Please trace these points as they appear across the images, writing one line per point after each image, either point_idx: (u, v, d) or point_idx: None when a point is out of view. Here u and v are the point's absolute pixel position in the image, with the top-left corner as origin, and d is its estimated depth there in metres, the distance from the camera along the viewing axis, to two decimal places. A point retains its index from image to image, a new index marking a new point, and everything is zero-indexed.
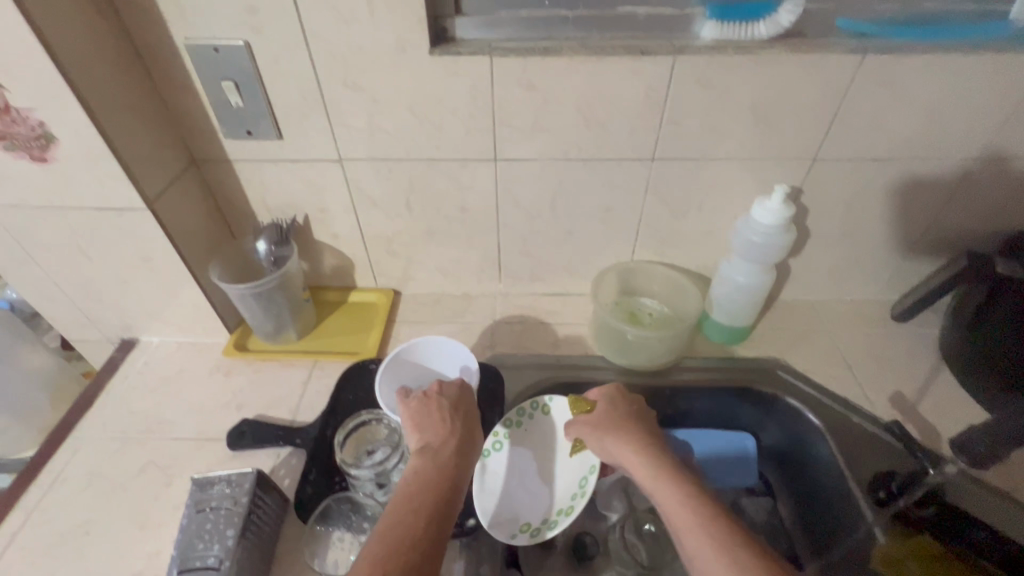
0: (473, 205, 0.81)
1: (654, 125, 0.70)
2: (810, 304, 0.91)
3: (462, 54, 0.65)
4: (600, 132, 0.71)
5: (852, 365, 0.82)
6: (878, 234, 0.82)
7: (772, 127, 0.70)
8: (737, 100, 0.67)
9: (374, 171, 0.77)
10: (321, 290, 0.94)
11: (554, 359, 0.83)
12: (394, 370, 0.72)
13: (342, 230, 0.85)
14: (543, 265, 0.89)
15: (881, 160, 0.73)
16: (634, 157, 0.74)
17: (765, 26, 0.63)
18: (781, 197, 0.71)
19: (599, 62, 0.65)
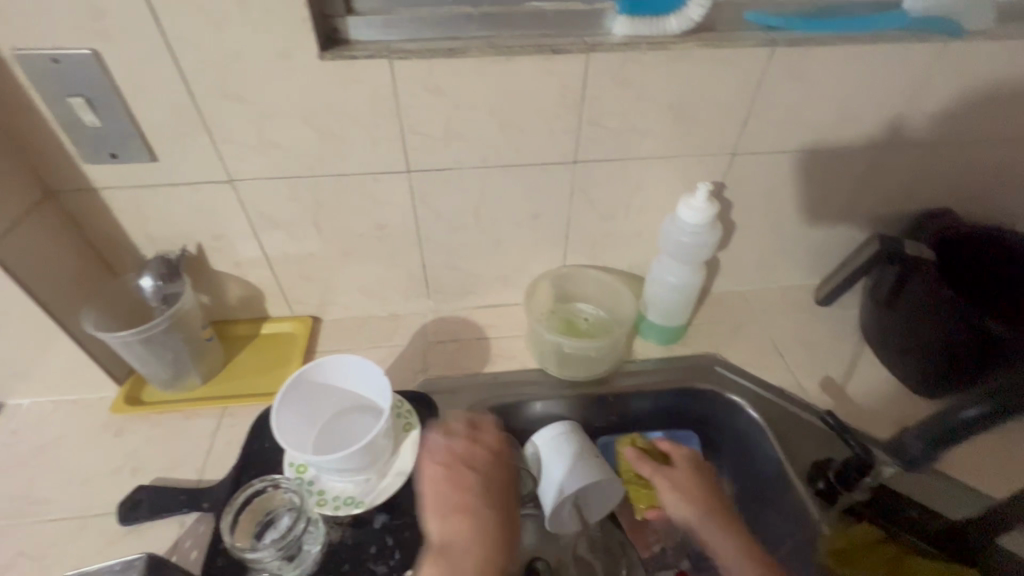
0: (391, 222, 0.74)
1: (575, 126, 0.67)
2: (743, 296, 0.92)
3: (356, 57, 0.58)
4: (519, 136, 0.67)
5: (785, 352, 0.83)
6: (801, 222, 0.84)
7: (692, 125, 0.69)
8: (656, 98, 0.65)
9: (273, 192, 0.69)
10: (229, 323, 0.84)
11: (492, 379, 0.79)
12: (307, 393, 0.66)
13: (246, 260, 0.76)
14: (474, 278, 0.84)
15: (798, 152, 0.74)
16: (558, 160, 0.70)
17: (676, 21, 0.61)
18: (705, 195, 0.70)
19: (510, 62, 0.60)
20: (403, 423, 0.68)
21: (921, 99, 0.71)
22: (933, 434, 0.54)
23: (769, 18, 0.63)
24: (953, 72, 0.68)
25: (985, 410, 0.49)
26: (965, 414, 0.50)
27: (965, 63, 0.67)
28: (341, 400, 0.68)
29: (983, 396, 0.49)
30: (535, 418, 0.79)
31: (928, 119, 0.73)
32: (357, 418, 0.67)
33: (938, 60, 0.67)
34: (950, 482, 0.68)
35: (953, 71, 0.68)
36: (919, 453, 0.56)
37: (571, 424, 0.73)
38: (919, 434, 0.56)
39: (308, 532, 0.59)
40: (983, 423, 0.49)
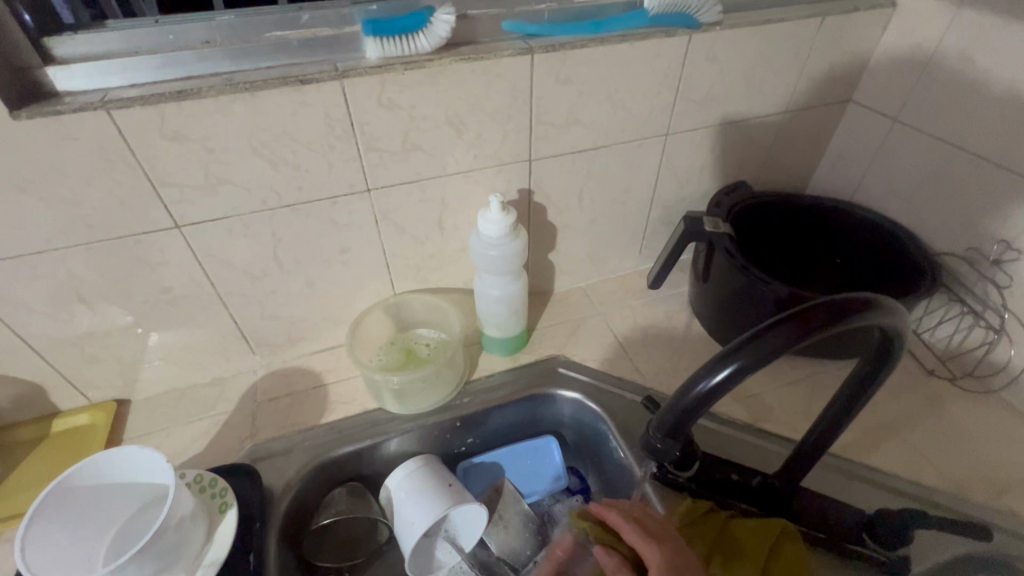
0: (177, 285, 0.68)
1: (525, 125, 0.69)
2: (610, 285, 0.96)
3: (61, 113, 0.51)
4: (299, 172, 0.63)
5: (630, 349, 0.85)
6: (632, 201, 0.86)
7: (531, 133, 0.70)
8: (448, 117, 0.64)
9: (14, 273, 0.59)
10: (6, 430, 0.72)
11: (328, 430, 0.74)
12: (85, 500, 0.55)
13: (42, 340, 0.66)
14: (302, 325, 0.79)
15: (608, 148, 0.77)
16: (480, 166, 0.71)
17: (424, 39, 0.59)
18: (500, 205, 0.66)
19: (300, 92, 0.57)
20: (218, 503, 0.61)
21: (708, 79, 0.74)
22: (676, 418, 0.43)
23: (670, 19, 0.68)
24: (829, 42, 0.78)
25: (734, 369, 0.39)
26: (711, 382, 0.40)
27: (846, 33, 0.78)
28: (123, 499, 0.58)
29: (734, 352, 0.40)
30: (387, 458, 0.76)
31: (737, 100, 0.79)
32: (150, 512, 0.57)
33: (715, 44, 0.71)
34: (780, 441, 0.71)
35: (837, 40, 0.78)
36: (666, 441, 0.45)
37: (425, 456, 0.73)
38: (662, 421, 0.44)
39: None
40: (730, 386, 0.40)
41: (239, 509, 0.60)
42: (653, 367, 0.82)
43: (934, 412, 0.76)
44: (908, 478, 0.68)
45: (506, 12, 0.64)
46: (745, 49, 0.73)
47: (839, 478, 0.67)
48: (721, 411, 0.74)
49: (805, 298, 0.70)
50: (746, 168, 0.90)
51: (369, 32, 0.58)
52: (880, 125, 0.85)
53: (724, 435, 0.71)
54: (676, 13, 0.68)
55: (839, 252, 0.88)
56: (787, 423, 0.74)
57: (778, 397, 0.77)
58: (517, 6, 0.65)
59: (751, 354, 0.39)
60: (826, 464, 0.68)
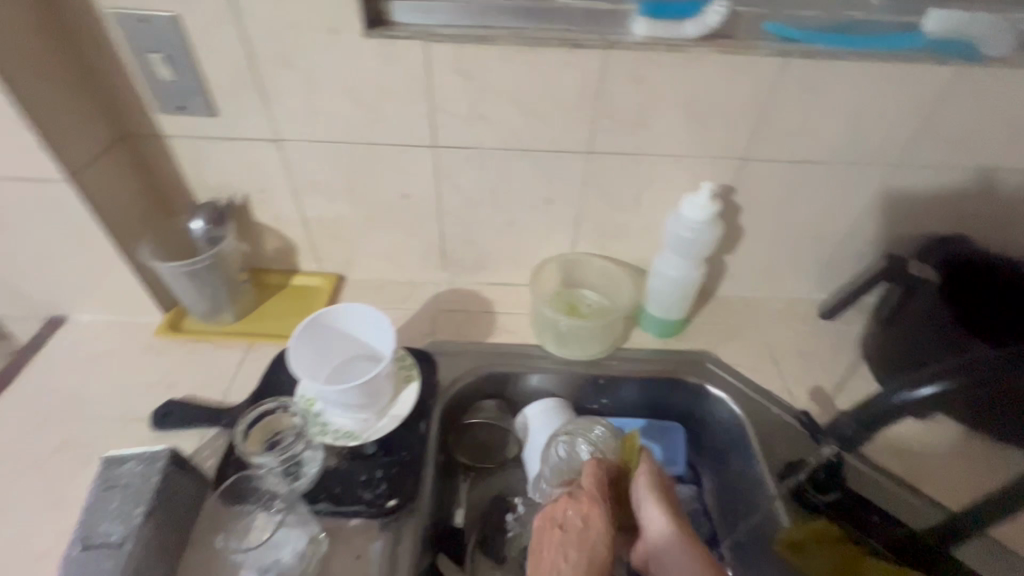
0: (414, 193, 0.82)
1: (753, 124, 0.72)
2: (777, 303, 0.94)
3: (396, 38, 0.65)
4: (539, 123, 0.72)
5: (784, 368, 0.84)
6: (830, 227, 0.84)
7: (754, 132, 0.73)
8: (684, 102, 0.69)
9: (315, 155, 0.77)
10: (262, 273, 0.94)
11: (491, 350, 0.85)
12: (326, 338, 0.71)
13: (309, 210, 0.85)
14: (490, 256, 0.91)
15: (826, 164, 0.76)
16: (694, 154, 0.75)
17: (691, 25, 0.64)
18: (708, 192, 0.70)
19: (569, 54, 0.65)
20: (404, 374, 0.74)
21: (962, 117, 0.70)
22: (867, 418, 0.54)
23: (951, 46, 0.65)
24: None
25: (932, 391, 0.48)
26: (909, 395, 0.49)
27: None
28: (345, 347, 0.73)
29: (936, 375, 0.48)
30: (530, 391, 0.85)
31: (989, 146, 0.73)
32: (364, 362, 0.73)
33: (989, 80, 0.66)
34: (937, 507, 0.67)
35: None
36: (852, 432, 0.56)
37: (560, 400, 0.82)
38: (854, 417, 0.55)
39: (307, 453, 0.65)
40: (920, 403, 0.49)
41: (418, 385, 0.73)
42: (805, 393, 0.81)
43: None
44: None
45: (772, 13, 0.66)
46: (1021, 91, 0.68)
47: (998, 562, 0.62)
48: (873, 454, 0.71)
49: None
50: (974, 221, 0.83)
51: (645, 11, 0.64)
52: None
53: (870, 478, 0.69)
54: (959, 42, 0.65)
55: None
56: (947, 491, 0.69)
57: (944, 465, 0.72)
58: (784, 9, 0.67)
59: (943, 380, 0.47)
60: (984, 543, 0.64)
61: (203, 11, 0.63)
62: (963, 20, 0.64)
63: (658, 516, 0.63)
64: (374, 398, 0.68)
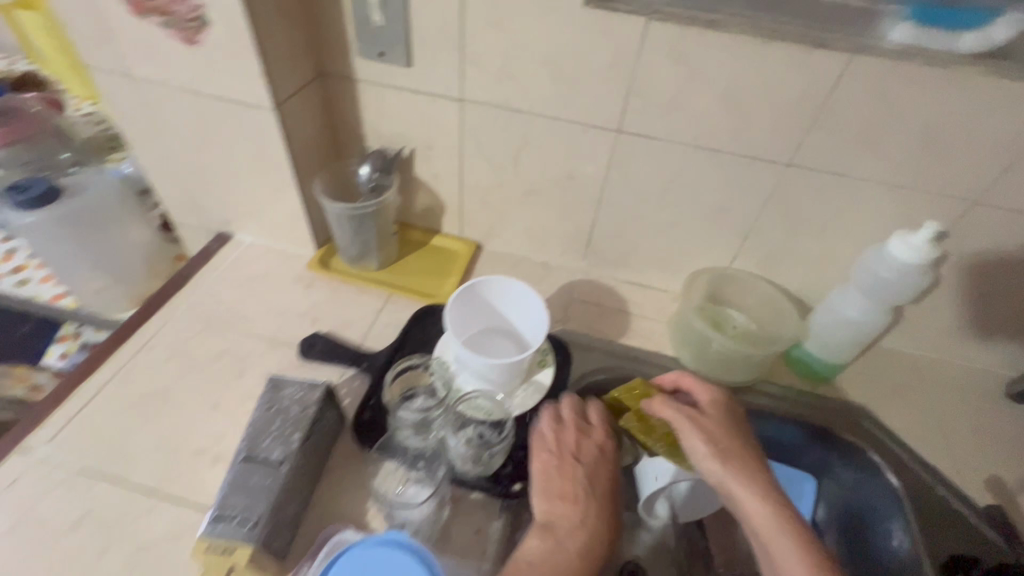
0: (580, 176, 0.79)
1: (1003, 165, 0.61)
2: (953, 370, 0.82)
3: (618, 10, 0.60)
4: (744, 126, 0.66)
5: (955, 446, 0.74)
6: None
7: (1000, 175, 0.62)
8: (926, 127, 0.60)
9: (494, 120, 0.76)
10: (406, 227, 0.95)
11: (623, 351, 0.81)
12: (476, 306, 0.71)
13: (470, 174, 0.84)
14: (637, 254, 0.86)
15: None
16: (914, 187, 0.66)
17: (970, 39, 0.54)
18: (932, 233, 0.60)
19: (808, 54, 0.58)
20: (539, 359, 0.72)
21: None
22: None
23: None
24: None
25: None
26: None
27: None
28: (489, 317, 0.73)
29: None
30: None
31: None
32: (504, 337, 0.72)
33: None
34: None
35: None
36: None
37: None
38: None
39: (441, 416, 0.63)
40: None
41: (553, 371, 0.72)
42: (978, 480, 0.71)
43: None
44: None
45: None
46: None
47: None
48: None
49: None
50: None
51: (913, 17, 0.55)
52: None
53: None
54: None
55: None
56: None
57: None
58: None
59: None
60: None
61: None
62: None
63: (690, 430, 0.59)
64: (515, 377, 0.67)
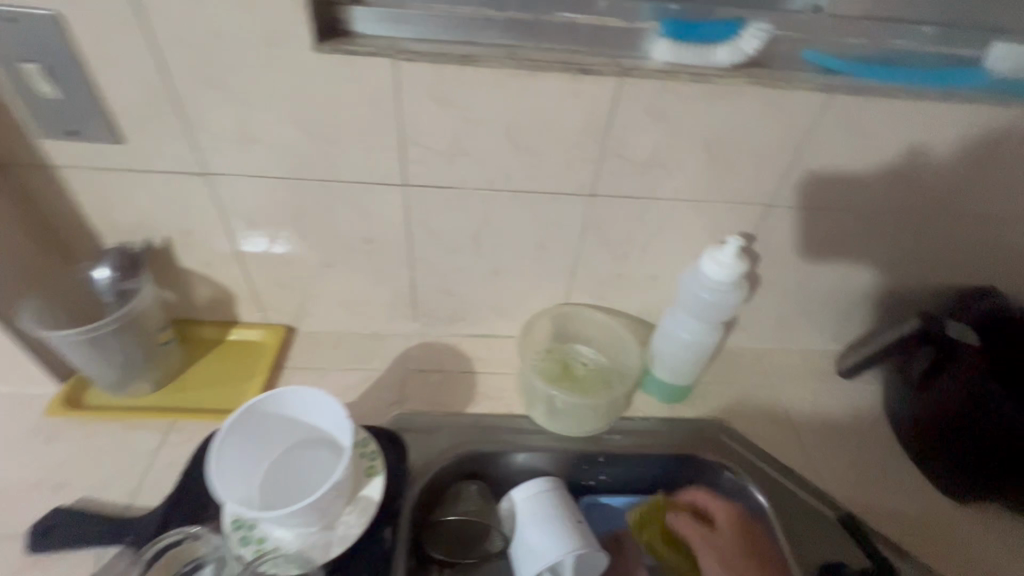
0: (379, 237, 0.68)
1: (782, 168, 0.61)
2: (790, 357, 0.84)
3: (355, 53, 0.51)
4: (534, 162, 0.59)
5: (804, 438, 0.74)
6: (853, 278, 0.75)
7: (785, 177, 0.62)
8: (708, 142, 0.58)
9: (256, 192, 0.62)
10: (193, 324, 0.77)
11: (471, 422, 0.71)
12: (266, 427, 0.56)
13: (250, 255, 0.69)
14: (470, 307, 0.77)
15: (859, 213, 0.67)
16: (713, 200, 0.64)
17: (725, 52, 0.52)
18: (736, 248, 0.59)
19: (575, 82, 0.53)
20: (367, 466, 0.60)
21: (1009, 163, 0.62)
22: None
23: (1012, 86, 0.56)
24: None
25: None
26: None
27: None
28: (289, 434, 0.58)
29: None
30: (517, 468, 0.72)
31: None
32: (313, 452, 0.58)
33: None
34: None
35: None
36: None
37: (552, 481, 0.69)
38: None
39: None
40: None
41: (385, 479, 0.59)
42: (831, 470, 0.71)
43: None
44: None
45: (813, 38, 0.55)
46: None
47: None
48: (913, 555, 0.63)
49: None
50: (1006, 271, 0.75)
51: (668, 33, 0.52)
52: None
53: None
54: (1022, 82, 0.56)
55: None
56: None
57: None
58: (827, 35, 0.55)
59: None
60: None
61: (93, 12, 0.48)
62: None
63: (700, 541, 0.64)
64: (330, 507, 0.54)
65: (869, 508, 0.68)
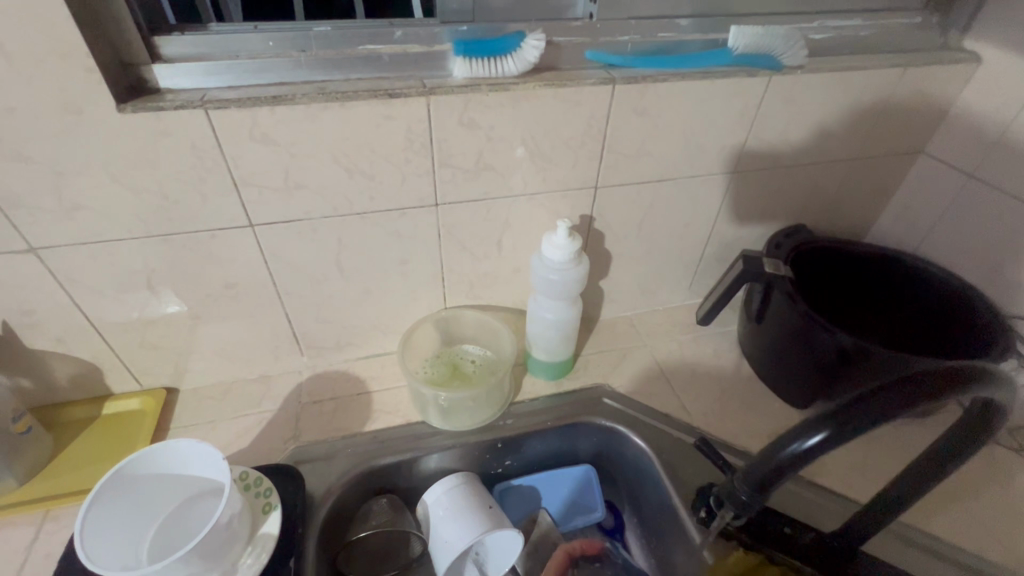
0: (241, 280, 0.69)
1: (596, 153, 0.69)
2: (658, 317, 0.94)
3: (163, 109, 0.52)
4: (371, 183, 0.63)
5: (676, 385, 0.83)
6: (688, 238, 0.86)
7: (601, 160, 0.70)
8: (524, 141, 0.65)
9: (94, 258, 0.61)
10: (60, 408, 0.73)
11: (369, 440, 0.73)
12: (143, 489, 0.56)
13: (106, 323, 0.68)
14: (354, 330, 0.80)
15: (674, 181, 0.76)
16: (547, 190, 0.71)
17: (512, 62, 0.60)
18: (567, 230, 0.66)
19: (387, 106, 0.58)
20: (262, 504, 0.61)
21: (777, 120, 0.74)
22: (763, 475, 0.43)
23: (753, 59, 0.67)
24: (905, 94, 0.77)
25: (825, 436, 0.39)
26: (803, 445, 0.40)
27: (920, 86, 0.76)
28: (171, 492, 0.58)
29: (819, 417, 0.40)
30: (424, 473, 0.75)
31: (806, 141, 0.78)
32: (200, 504, 0.58)
33: (794, 86, 0.70)
34: (840, 499, 0.68)
35: (912, 91, 0.77)
36: (748, 498, 0.45)
37: (465, 474, 0.73)
38: (746, 479, 0.44)
39: None
40: (821, 453, 0.40)
41: (282, 513, 0.61)
42: (701, 407, 0.80)
43: (998, 481, 0.71)
44: (973, 553, 0.63)
45: (590, 41, 0.64)
46: (820, 95, 0.73)
47: (902, 544, 0.63)
48: None
49: (870, 352, 0.67)
50: (808, 209, 0.88)
51: (461, 52, 0.59)
52: (953, 181, 0.83)
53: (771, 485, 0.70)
54: (761, 54, 0.68)
55: (905, 294, 0.84)
56: (842, 479, 0.70)
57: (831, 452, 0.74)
58: (603, 36, 0.65)
59: (860, 425, 0.39)
60: (894, 531, 0.64)
61: None
62: (759, 35, 0.67)
63: None
64: (220, 550, 0.54)
65: (736, 431, 0.77)
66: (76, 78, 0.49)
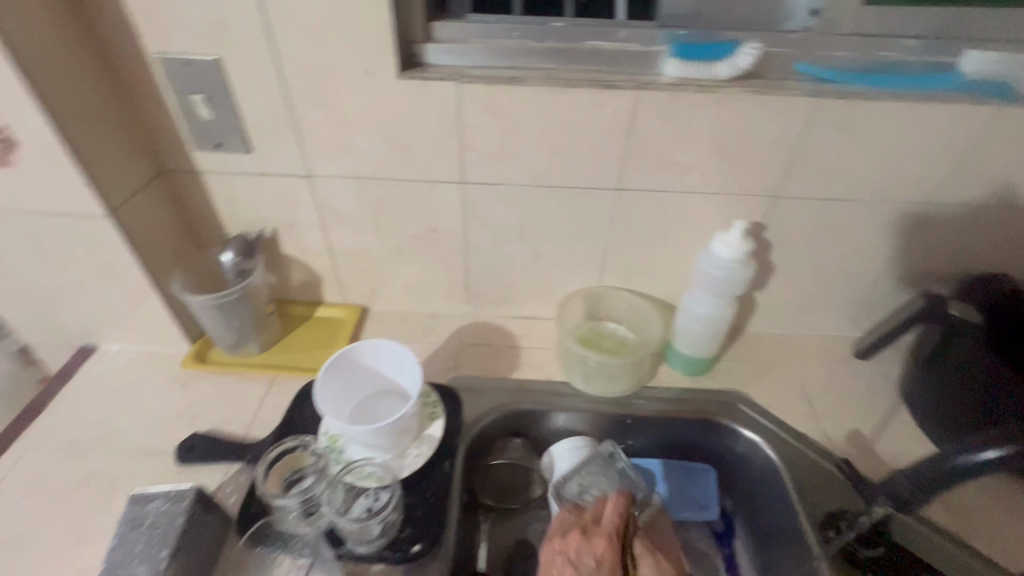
0: (441, 227, 0.82)
1: (786, 162, 0.71)
2: (808, 341, 0.92)
3: (429, 79, 0.66)
4: (568, 161, 0.72)
5: (818, 410, 0.81)
6: (863, 266, 0.82)
7: (787, 171, 0.72)
8: (715, 142, 0.69)
9: (344, 189, 0.78)
10: (288, 303, 0.94)
11: (514, 386, 0.83)
12: (354, 374, 0.71)
13: (336, 245, 0.86)
14: (514, 289, 0.90)
15: (861, 203, 0.75)
16: (724, 192, 0.74)
17: (723, 67, 0.64)
18: (742, 232, 0.70)
19: (601, 95, 0.66)
20: (429, 411, 0.73)
21: (1000, 156, 0.69)
22: (929, 473, 0.52)
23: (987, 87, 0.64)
24: None
25: (1001, 454, 0.46)
26: (973, 457, 0.48)
27: None
28: (368, 384, 0.73)
29: (1002, 439, 0.47)
30: (553, 428, 0.83)
31: None
32: (386, 398, 0.72)
33: None
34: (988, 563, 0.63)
35: None
36: (912, 494, 0.54)
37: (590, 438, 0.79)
38: (914, 475, 0.54)
39: (327, 495, 0.63)
40: (995, 467, 0.47)
41: (444, 422, 0.73)
42: (842, 437, 0.78)
43: None
44: None
45: (802, 54, 0.66)
46: None
47: None
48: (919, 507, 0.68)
49: None
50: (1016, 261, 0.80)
51: (676, 53, 0.65)
52: None
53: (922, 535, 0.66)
54: (993, 83, 0.65)
55: None
56: (996, 548, 0.65)
57: (992, 515, 0.69)
58: (817, 50, 0.66)
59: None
60: None
61: (241, 56, 0.66)
62: (998, 63, 0.65)
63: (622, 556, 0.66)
64: (404, 433, 0.67)
65: (877, 471, 0.74)
66: (377, 48, 0.64)
